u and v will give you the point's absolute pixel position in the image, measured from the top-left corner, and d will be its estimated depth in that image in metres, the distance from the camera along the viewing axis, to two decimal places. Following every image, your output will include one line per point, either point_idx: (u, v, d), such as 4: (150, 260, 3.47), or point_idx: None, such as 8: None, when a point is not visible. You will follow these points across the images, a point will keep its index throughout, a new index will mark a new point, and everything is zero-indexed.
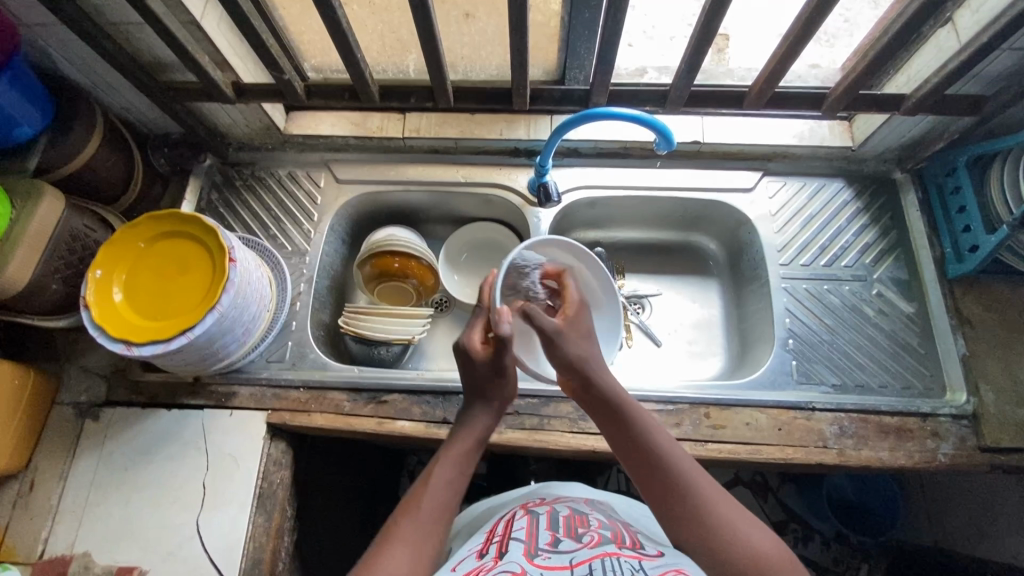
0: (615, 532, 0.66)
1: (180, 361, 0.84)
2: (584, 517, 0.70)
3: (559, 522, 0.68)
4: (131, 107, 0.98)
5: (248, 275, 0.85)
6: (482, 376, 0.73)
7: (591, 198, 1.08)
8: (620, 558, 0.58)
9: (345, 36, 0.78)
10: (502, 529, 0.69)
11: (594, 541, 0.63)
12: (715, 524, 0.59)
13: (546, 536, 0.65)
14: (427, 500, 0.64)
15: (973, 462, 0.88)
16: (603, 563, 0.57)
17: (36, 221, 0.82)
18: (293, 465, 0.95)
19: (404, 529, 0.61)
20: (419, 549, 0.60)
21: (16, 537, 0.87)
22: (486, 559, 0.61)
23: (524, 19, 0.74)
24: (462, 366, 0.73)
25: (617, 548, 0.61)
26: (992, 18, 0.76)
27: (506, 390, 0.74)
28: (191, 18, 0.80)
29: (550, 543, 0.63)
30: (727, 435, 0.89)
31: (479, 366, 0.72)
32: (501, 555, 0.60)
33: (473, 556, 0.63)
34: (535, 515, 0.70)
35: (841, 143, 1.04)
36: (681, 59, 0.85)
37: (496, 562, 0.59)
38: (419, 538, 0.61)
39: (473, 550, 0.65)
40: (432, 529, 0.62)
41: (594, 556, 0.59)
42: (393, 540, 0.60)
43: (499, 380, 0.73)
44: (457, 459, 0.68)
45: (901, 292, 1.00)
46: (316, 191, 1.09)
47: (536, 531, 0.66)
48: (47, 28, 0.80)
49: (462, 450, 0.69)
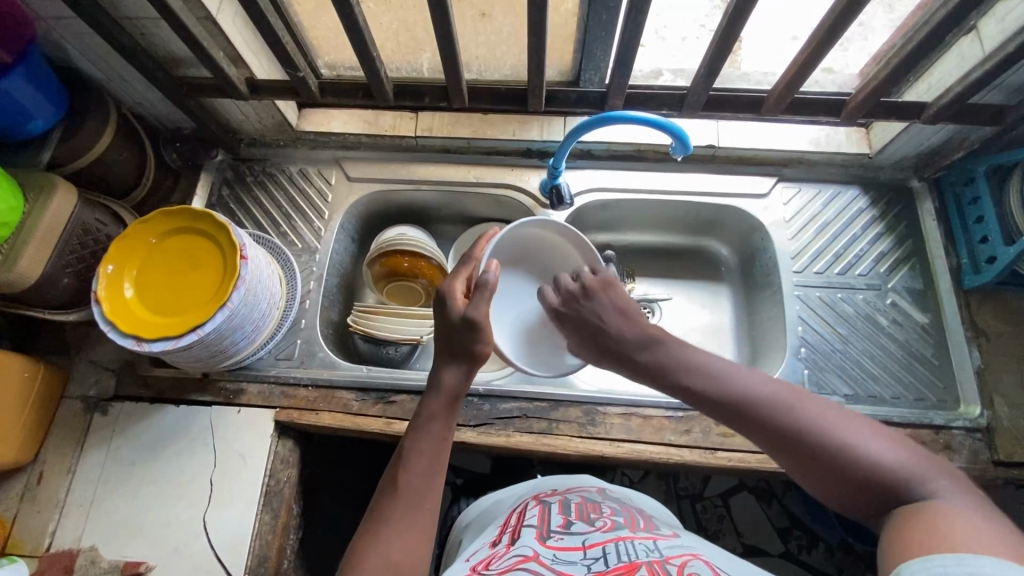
0: (628, 517, 0.67)
1: (189, 357, 0.84)
2: (596, 504, 0.70)
3: (571, 507, 0.69)
4: (144, 101, 0.98)
5: (258, 272, 0.85)
6: (454, 331, 0.70)
7: (603, 200, 1.07)
8: (634, 540, 0.59)
9: (361, 34, 0.78)
10: (515, 519, 0.70)
11: (607, 525, 0.64)
12: (826, 441, 0.56)
13: (558, 520, 0.66)
14: (404, 481, 0.62)
15: (985, 476, 0.87)
16: (617, 546, 0.58)
17: (49, 214, 0.82)
18: (300, 463, 0.95)
19: (387, 513, 0.61)
20: (407, 526, 0.60)
21: (24, 530, 0.87)
22: (499, 547, 0.63)
23: (542, 21, 0.73)
24: (437, 312, 0.73)
25: (631, 531, 0.62)
26: (1018, 29, 0.75)
27: (474, 344, 0.69)
28: (207, 14, 0.80)
29: (563, 525, 0.64)
30: (737, 443, 0.89)
31: (448, 319, 0.71)
32: (513, 543, 0.62)
33: (485, 546, 0.66)
34: (547, 504, 0.71)
35: (858, 150, 1.03)
36: (700, 63, 0.84)
37: (509, 549, 0.61)
38: (404, 516, 0.60)
39: (488, 541, 0.67)
40: (418, 502, 0.61)
41: (607, 539, 0.60)
42: (379, 521, 0.60)
43: (471, 332, 0.69)
44: (436, 427, 0.66)
45: (916, 303, 0.98)
46: (327, 188, 1.08)
47: (548, 515, 0.67)
48: (63, 22, 0.79)
49: (441, 417, 0.67)
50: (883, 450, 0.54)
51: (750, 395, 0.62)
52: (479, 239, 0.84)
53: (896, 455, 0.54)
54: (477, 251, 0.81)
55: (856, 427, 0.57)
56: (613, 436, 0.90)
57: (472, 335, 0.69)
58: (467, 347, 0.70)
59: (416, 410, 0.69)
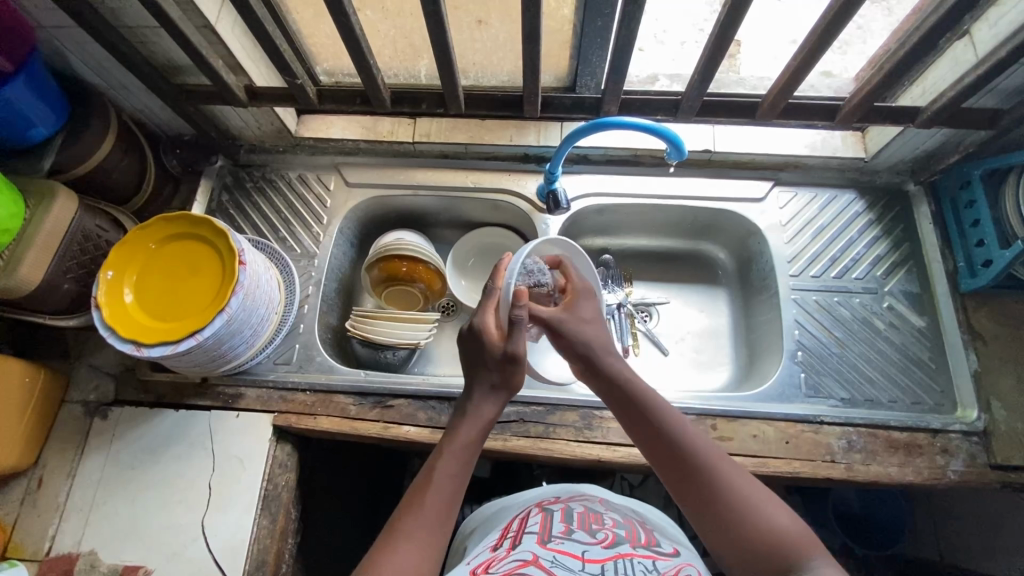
0: (629, 530, 0.68)
1: (188, 363, 0.85)
2: (598, 514, 0.71)
3: (573, 516, 0.69)
4: (145, 109, 0.99)
5: (257, 278, 0.86)
6: (493, 364, 0.71)
7: (600, 205, 1.07)
8: (633, 559, 0.60)
9: (357, 41, 0.79)
10: (517, 524, 0.70)
11: (608, 539, 0.64)
12: (733, 503, 0.61)
13: (560, 527, 0.66)
14: (431, 500, 0.63)
15: (983, 480, 0.86)
16: (616, 564, 0.58)
17: (50, 221, 0.83)
18: (298, 468, 0.96)
19: (408, 526, 0.60)
20: (427, 546, 0.60)
21: (24, 533, 0.88)
22: (500, 550, 0.64)
23: (537, 28, 0.74)
24: (470, 346, 0.73)
25: (632, 548, 0.62)
26: (1010, 34, 0.75)
27: (514, 377, 0.72)
28: (206, 23, 0.81)
29: (564, 532, 0.65)
30: (734, 447, 0.89)
31: (489, 355, 0.71)
32: (514, 546, 0.63)
33: (487, 549, 0.66)
34: (550, 511, 0.71)
35: (853, 154, 1.04)
36: (694, 69, 0.85)
37: (510, 551, 0.62)
38: (425, 535, 0.60)
39: (489, 544, 0.68)
40: (441, 524, 0.62)
41: (608, 556, 0.60)
42: (400, 537, 0.60)
43: (510, 367, 0.71)
44: (463, 453, 0.67)
45: (912, 306, 0.99)
46: (326, 194, 1.09)
47: (549, 522, 0.67)
48: (65, 30, 0.80)
49: (468, 445, 0.68)
50: (782, 522, 0.59)
51: (684, 440, 0.67)
52: (496, 269, 0.78)
53: (792, 529, 0.59)
54: (497, 281, 0.77)
55: (764, 498, 0.62)
56: (610, 440, 0.90)
57: (513, 369, 0.71)
58: (506, 380, 0.72)
59: (447, 433, 0.70)
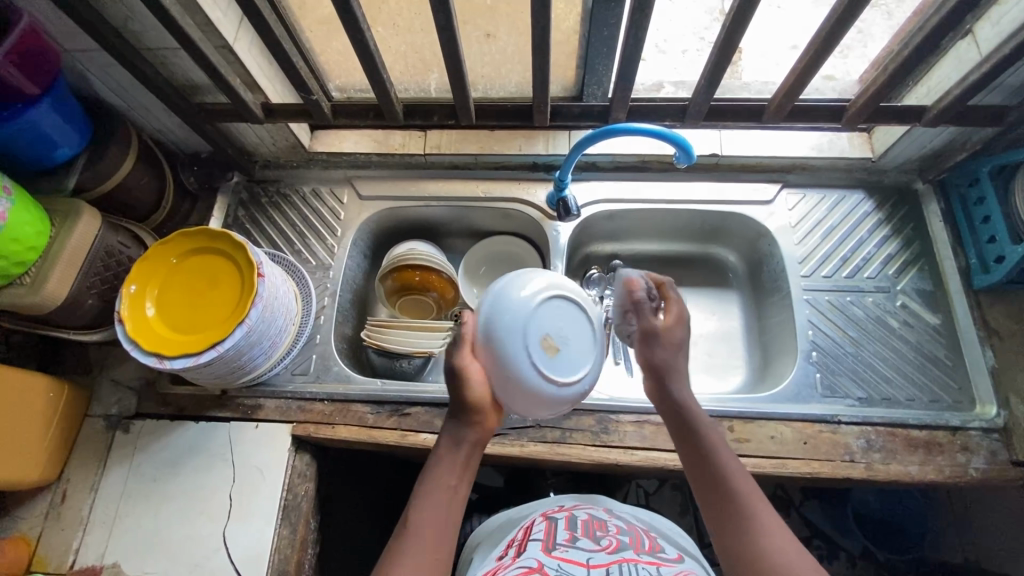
0: (633, 537, 0.68)
1: (210, 374, 0.86)
2: (603, 522, 0.71)
3: (577, 524, 0.70)
4: (163, 127, 1.01)
5: (275, 289, 0.87)
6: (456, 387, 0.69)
7: (609, 211, 1.08)
8: (637, 563, 0.60)
9: (372, 58, 0.81)
10: (522, 534, 0.71)
11: (612, 545, 0.64)
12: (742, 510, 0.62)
13: (564, 535, 0.67)
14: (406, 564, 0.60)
15: (1005, 476, 0.86)
16: (620, 567, 0.59)
17: (77, 236, 0.85)
18: (317, 477, 0.96)
19: None
20: None
21: (48, 547, 0.89)
22: (505, 559, 0.65)
23: (546, 40, 0.76)
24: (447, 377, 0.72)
25: (635, 553, 0.63)
26: (1012, 31, 0.76)
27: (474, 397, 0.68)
28: (225, 43, 0.84)
29: (568, 539, 0.66)
30: (751, 448, 0.89)
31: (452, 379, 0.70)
32: (519, 554, 0.64)
33: (494, 558, 0.68)
34: (554, 519, 0.72)
35: (861, 155, 1.04)
36: (700, 75, 0.86)
37: (515, 560, 0.62)
38: None
39: (495, 555, 0.69)
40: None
41: (611, 560, 0.60)
42: None
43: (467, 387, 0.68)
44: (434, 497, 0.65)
45: (926, 304, 0.99)
46: (339, 207, 1.11)
47: (554, 530, 0.68)
48: (89, 54, 0.83)
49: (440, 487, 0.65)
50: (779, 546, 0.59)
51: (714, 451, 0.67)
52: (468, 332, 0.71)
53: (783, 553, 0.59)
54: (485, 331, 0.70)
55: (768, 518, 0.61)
56: (627, 444, 0.90)
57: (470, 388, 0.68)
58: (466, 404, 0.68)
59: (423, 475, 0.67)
